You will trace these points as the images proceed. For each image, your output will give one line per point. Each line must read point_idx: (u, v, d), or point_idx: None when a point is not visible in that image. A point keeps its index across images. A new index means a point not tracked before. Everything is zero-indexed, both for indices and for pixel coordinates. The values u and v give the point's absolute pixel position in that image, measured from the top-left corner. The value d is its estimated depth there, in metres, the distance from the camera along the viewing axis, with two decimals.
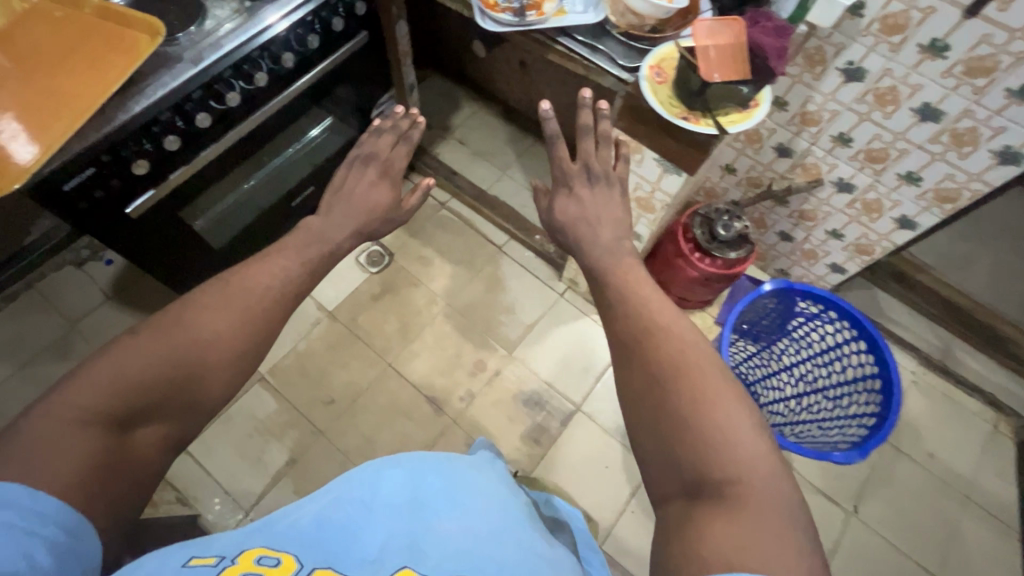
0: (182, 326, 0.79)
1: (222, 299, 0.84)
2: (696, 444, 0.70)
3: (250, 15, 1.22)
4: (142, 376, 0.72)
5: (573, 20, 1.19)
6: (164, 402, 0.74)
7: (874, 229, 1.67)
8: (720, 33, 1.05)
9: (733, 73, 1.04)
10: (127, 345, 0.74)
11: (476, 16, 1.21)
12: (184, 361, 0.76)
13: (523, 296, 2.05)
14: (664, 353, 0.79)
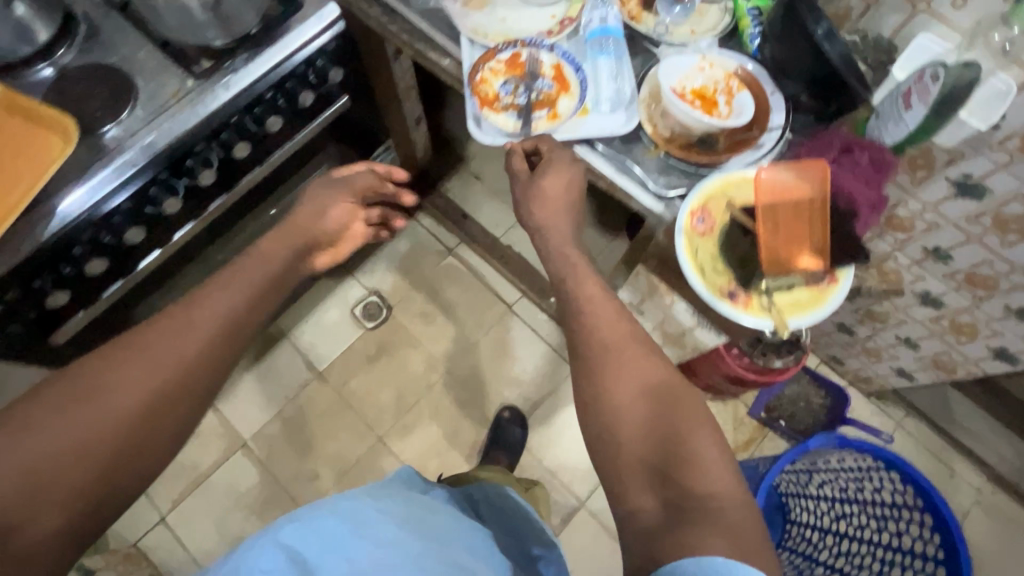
0: (88, 397, 0.70)
1: (136, 356, 0.75)
2: (663, 471, 0.67)
3: (189, 98, 0.98)
4: (87, 433, 0.69)
5: (596, 129, 0.91)
6: (61, 483, 0.66)
7: (961, 350, 1.36)
8: (792, 190, 0.79)
9: (801, 244, 0.79)
10: (25, 424, 0.67)
11: (469, 122, 0.93)
12: (87, 436, 0.68)
13: (533, 367, 1.84)
14: (640, 379, 0.75)
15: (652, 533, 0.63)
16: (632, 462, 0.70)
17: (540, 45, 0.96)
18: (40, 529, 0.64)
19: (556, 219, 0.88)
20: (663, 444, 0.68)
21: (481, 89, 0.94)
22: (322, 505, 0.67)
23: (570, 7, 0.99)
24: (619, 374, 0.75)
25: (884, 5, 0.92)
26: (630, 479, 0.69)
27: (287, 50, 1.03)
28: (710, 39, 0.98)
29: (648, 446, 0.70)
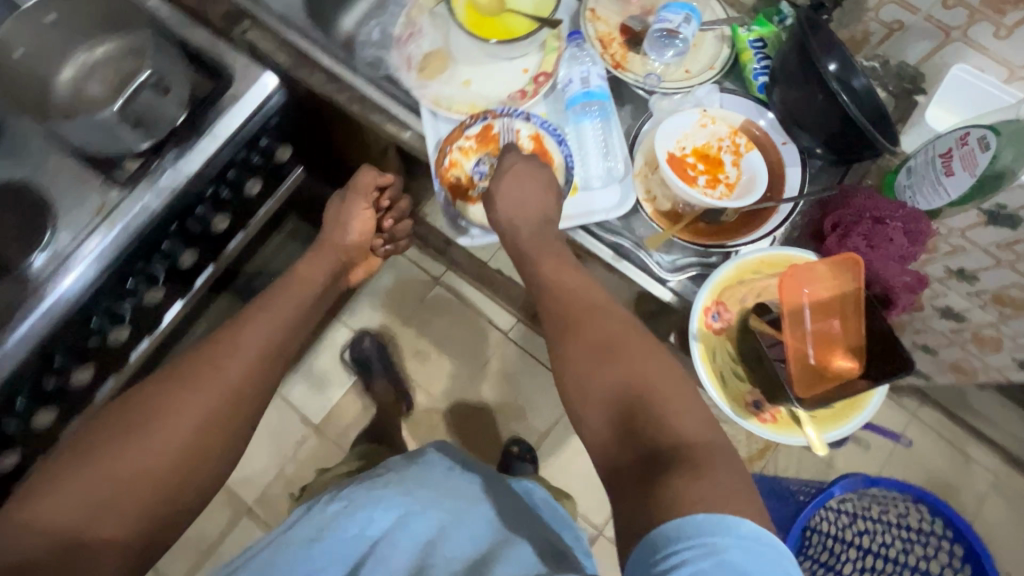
0: (147, 421, 0.65)
1: (185, 383, 0.69)
2: (630, 421, 0.60)
3: (119, 213, 0.83)
4: (149, 472, 0.63)
5: (589, 210, 0.80)
6: (129, 490, 0.61)
7: (982, 359, 1.29)
8: (824, 284, 0.69)
9: (835, 346, 0.70)
10: (90, 448, 0.63)
11: (446, 216, 0.81)
12: (142, 460, 0.63)
13: (536, 396, 1.77)
14: (598, 335, 0.66)
15: (634, 477, 0.57)
16: (587, 390, 0.64)
17: (513, 114, 0.82)
18: (103, 540, 0.58)
19: (517, 246, 0.76)
20: (623, 397, 0.61)
21: (451, 176, 0.81)
22: (374, 493, 0.78)
23: (544, 60, 0.85)
24: (576, 338, 0.67)
25: (911, 30, 0.79)
26: (603, 393, 0.63)
27: (224, 137, 0.87)
28: (708, 83, 0.85)
29: (607, 386, 0.63)
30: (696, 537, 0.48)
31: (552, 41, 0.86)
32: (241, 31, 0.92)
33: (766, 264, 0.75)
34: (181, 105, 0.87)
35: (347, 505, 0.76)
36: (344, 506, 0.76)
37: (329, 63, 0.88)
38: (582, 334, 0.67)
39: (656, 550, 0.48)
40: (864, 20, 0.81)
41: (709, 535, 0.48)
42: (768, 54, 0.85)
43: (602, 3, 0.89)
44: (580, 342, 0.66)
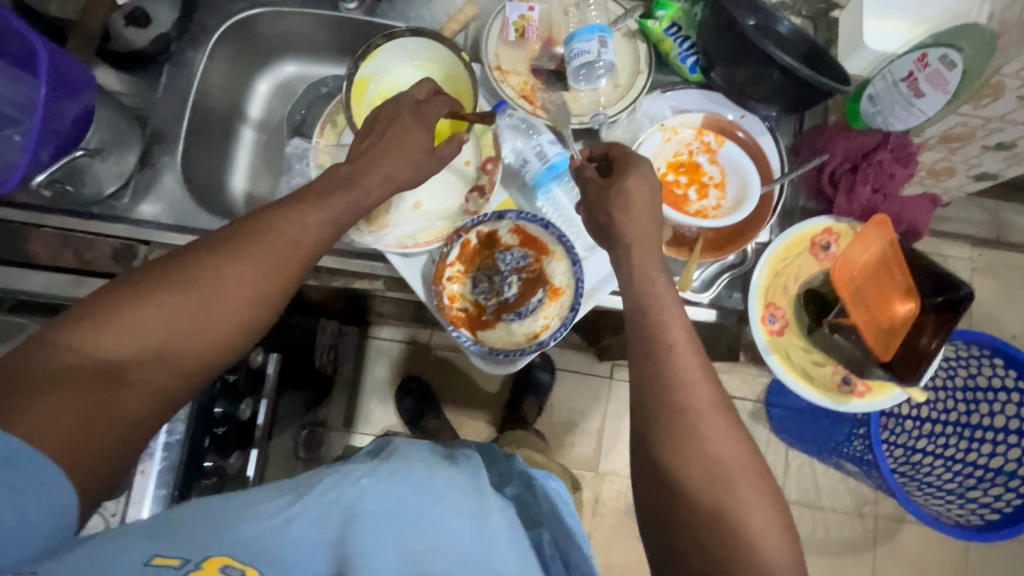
0: (192, 268, 0.53)
1: (225, 249, 0.55)
2: (698, 553, 0.51)
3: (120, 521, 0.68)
4: (184, 323, 0.51)
5: (606, 276, 0.75)
6: (170, 358, 0.51)
7: (942, 185, 1.38)
8: (860, 253, 0.69)
9: (890, 296, 0.70)
10: (138, 287, 0.51)
11: (478, 361, 0.73)
12: (193, 329, 0.52)
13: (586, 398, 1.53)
14: (699, 458, 0.53)
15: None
16: (661, 505, 0.53)
17: (485, 217, 0.75)
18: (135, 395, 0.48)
19: None
20: (700, 526, 0.51)
21: (457, 312, 0.74)
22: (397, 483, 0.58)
23: (481, 144, 0.79)
24: (668, 448, 0.54)
25: None
26: (675, 512, 0.53)
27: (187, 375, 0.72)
28: (646, 92, 0.80)
29: (700, 505, 0.52)
30: None
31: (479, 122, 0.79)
32: (142, 262, 0.78)
33: (792, 249, 0.75)
34: None
35: (395, 489, 0.57)
36: (383, 481, 0.57)
37: None
38: (681, 448, 0.53)
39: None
40: None
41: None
42: (687, 34, 0.81)
43: (503, 56, 0.81)
44: (670, 461, 0.53)
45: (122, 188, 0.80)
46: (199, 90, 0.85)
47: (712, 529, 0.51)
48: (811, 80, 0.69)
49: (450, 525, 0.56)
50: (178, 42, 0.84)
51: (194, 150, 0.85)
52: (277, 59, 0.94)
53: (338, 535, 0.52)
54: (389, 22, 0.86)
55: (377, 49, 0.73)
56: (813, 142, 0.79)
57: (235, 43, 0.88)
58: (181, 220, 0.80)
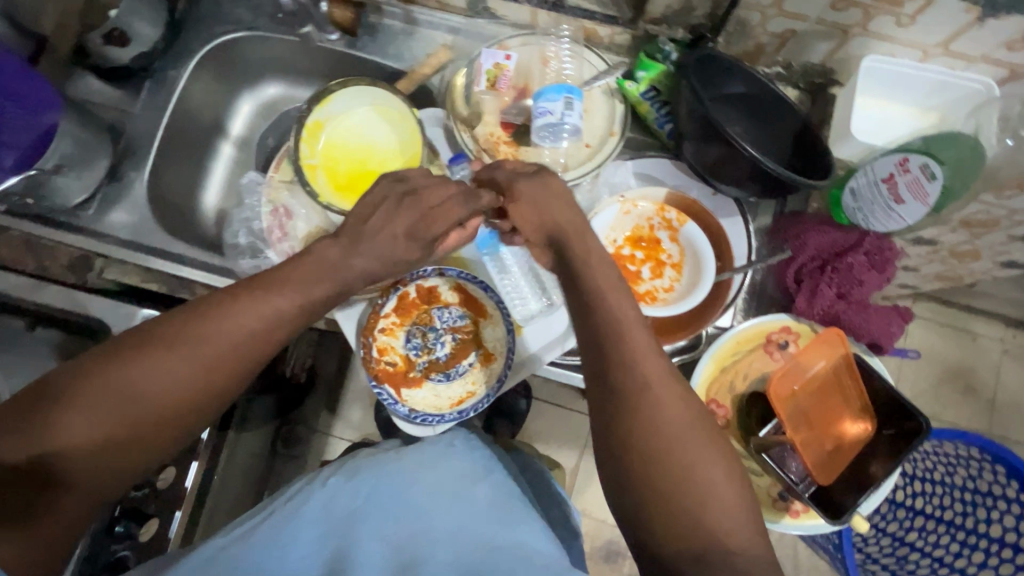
0: (128, 356, 0.50)
1: (166, 337, 0.51)
2: (667, 526, 0.48)
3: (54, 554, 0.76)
4: (132, 416, 0.49)
5: (540, 350, 0.72)
6: (110, 454, 0.49)
7: (966, 267, 1.24)
8: (810, 366, 0.64)
9: (840, 412, 0.65)
10: (77, 377, 0.49)
11: (398, 422, 0.71)
12: (140, 415, 0.50)
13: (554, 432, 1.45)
14: (654, 427, 0.50)
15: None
16: (633, 487, 0.50)
17: (424, 272, 0.73)
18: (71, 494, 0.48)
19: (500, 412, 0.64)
20: (673, 499, 0.48)
21: (384, 366, 0.72)
22: (364, 480, 0.62)
23: None
24: (621, 429, 0.51)
25: (806, 36, 0.70)
26: (651, 486, 0.49)
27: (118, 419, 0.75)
28: (615, 157, 0.77)
29: (664, 485, 0.49)
30: None
31: (435, 170, 0.77)
32: (97, 273, 0.81)
33: (742, 347, 0.70)
34: None
35: (372, 483, 0.61)
36: (356, 480, 0.62)
37: (203, 276, 0.79)
38: (638, 430, 0.50)
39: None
40: (755, 36, 0.73)
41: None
42: (665, 100, 0.77)
43: (471, 106, 0.79)
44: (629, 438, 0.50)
45: (90, 198, 0.81)
46: (177, 108, 0.86)
47: (686, 500, 0.48)
48: (779, 174, 0.64)
49: (422, 504, 0.59)
50: (161, 59, 0.85)
51: (166, 166, 0.87)
52: (262, 80, 0.94)
53: (323, 532, 0.56)
54: (368, 57, 0.85)
55: (332, 95, 0.73)
56: (788, 231, 0.73)
57: (217, 63, 0.89)
58: (142, 238, 0.82)
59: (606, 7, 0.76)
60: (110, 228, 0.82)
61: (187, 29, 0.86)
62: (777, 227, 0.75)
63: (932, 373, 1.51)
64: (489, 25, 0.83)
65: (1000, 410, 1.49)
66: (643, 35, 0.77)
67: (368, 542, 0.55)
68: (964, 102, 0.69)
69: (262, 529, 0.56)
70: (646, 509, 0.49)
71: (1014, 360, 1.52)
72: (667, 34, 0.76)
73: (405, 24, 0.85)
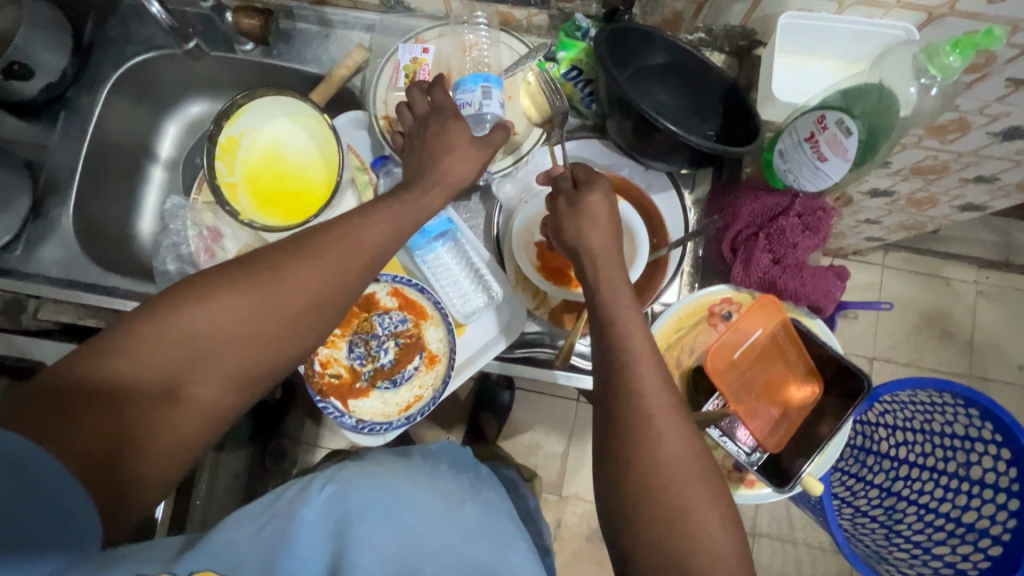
0: (243, 286, 0.52)
1: (272, 269, 0.53)
2: (654, 522, 0.47)
3: None
4: (201, 340, 0.50)
5: (483, 347, 0.72)
6: (217, 373, 0.51)
7: (926, 214, 1.22)
8: (751, 333, 0.64)
9: (785, 377, 0.66)
10: (199, 298, 0.50)
11: (347, 433, 0.70)
12: (205, 347, 0.50)
13: (535, 421, 1.43)
14: (640, 421, 0.50)
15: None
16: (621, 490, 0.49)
17: None
18: (179, 421, 0.50)
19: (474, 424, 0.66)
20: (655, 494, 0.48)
21: (329, 379, 0.71)
22: (369, 479, 0.56)
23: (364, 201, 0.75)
24: (609, 437, 0.51)
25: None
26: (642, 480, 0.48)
27: None
28: (543, 142, 0.75)
29: (641, 485, 0.48)
30: None
31: (360, 175, 0.75)
32: (32, 315, 0.79)
33: (686, 322, 0.69)
34: None
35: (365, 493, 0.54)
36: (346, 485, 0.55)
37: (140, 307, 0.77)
38: (620, 425, 0.50)
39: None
40: (668, 4, 0.71)
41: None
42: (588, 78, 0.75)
43: (392, 104, 0.76)
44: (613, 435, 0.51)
45: (15, 239, 0.79)
46: (97, 136, 0.83)
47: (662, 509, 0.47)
48: (699, 147, 0.63)
49: (414, 522, 0.54)
50: (74, 88, 0.83)
51: (91, 197, 0.84)
52: (185, 99, 0.92)
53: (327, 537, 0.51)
54: (286, 64, 0.83)
55: (242, 108, 0.71)
56: (722, 201, 0.72)
57: (134, 86, 0.86)
58: (72, 274, 0.80)
59: None
60: (40, 266, 0.79)
61: (97, 54, 0.84)
62: (713, 196, 0.73)
63: (908, 323, 1.50)
64: (405, 19, 0.81)
65: (979, 352, 1.48)
66: (558, 13, 0.75)
67: (368, 555, 0.49)
68: (884, 49, 0.68)
69: (260, 537, 0.50)
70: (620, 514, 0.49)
71: (989, 301, 1.50)
72: (582, 10, 0.74)
73: (320, 27, 0.82)
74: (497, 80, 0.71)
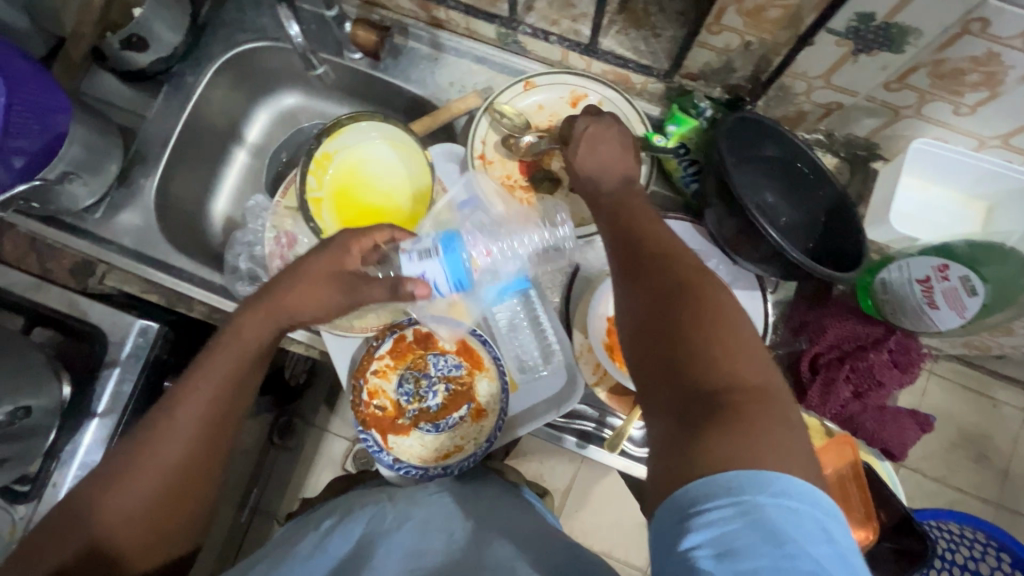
0: (158, 431, 0.58)
1: (184, 422, 0.58)
2: (671, 366, 0.44)
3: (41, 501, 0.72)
4: (147, 460, 0.58)
5: (535, 409, 0.70)
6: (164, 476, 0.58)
7: (996, 340, 1.15)
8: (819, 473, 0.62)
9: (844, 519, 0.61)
10: (131, 457, 0.58)
11: (383, 470, 0.69)
12: (150, 464, 0.58)
13: (539, 454, 1.34)
14: (668, 273, 0.49)
15: (661, 436, 0.43)
16: (644, 351, 0.47)
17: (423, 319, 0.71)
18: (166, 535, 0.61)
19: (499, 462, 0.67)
20: (673, 333, 0.45)
21: (373, 410, 0.70)
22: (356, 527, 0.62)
23: None
24: (627, 294, 0.50)
25: (851, 110, 0.65)
26: (658, 310, 0.47)
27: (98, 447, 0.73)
28: None
29: (661, 346, 0.45)
30: (738, 512, 0.36)
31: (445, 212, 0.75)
32: (99, 279, 0.80)
33: None
34: (56, 405, 0.70)
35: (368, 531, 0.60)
36: (349, 523, 0.61)
37: (202, 295, 0.78)
38: (647, 279, 0.49)
39: (683, 505, 0.37)
40: (796, 102, 0.68)
41: (732, 489, 0.36)
42: (694, 158, 0.72)
43: (490, 144, 0.76)
44: (634, 290, 0.50)
45: (97, 202, 0.80)
46: (193, 116, 0.84)
47: (683, 353, 0.44)
48: (802, 263, 0.60)
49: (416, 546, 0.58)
50: (181, 64, 0.83)
51: (174, 172, 0.84)
52: (279, 89, 0.92)
53: None
54: (389, 80, 0.82)
55: (344, 127, 0.73)
56: (804, 313, 0.68)
57: (237, 71, 0.87)
58: (142, 247, 0.80)
59: (640, 56, 0.72)
60: (116, 233, 0.80)
61: (208, 35, 0.84)
62: (801, 305, 0.70)
63: (945, 438, 1.40)
64: (517, 60, 0.79)
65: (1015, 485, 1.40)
66: (676, 87, 0.73)
67: None
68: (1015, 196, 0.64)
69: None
70: (643, 382, 0.46)
71: None
72: (703, 90, 0.72)
73: (431, 49, 0.81)
74: (447, 259, 0.57)
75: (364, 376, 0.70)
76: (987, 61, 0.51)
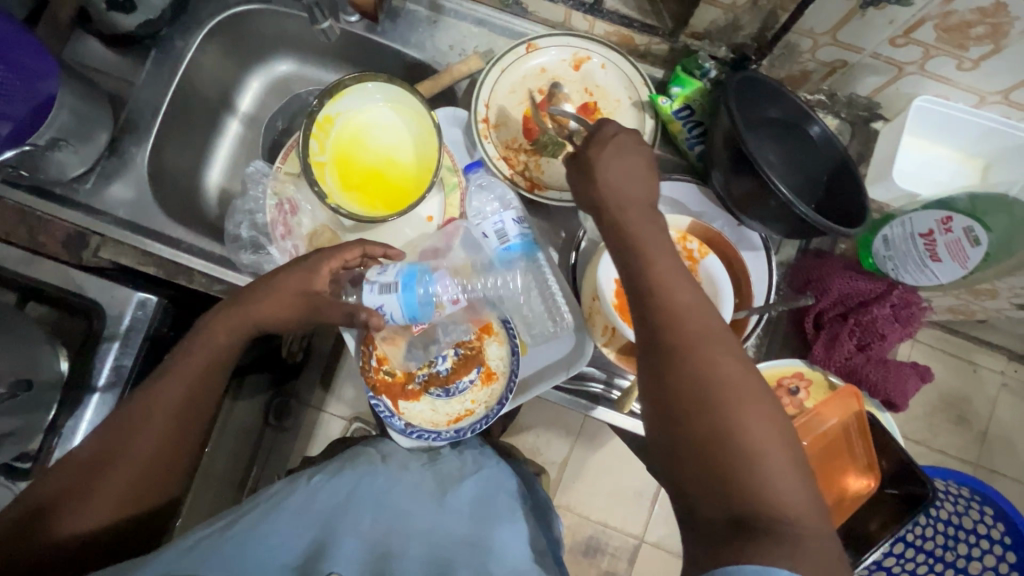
0: (136, 408, 0.59)
1: (162, 410, 0.59)
2: (709, 480, 0.43)
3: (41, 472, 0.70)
4: (120, 435, 0.58)
5: (543, 373, 0.70)
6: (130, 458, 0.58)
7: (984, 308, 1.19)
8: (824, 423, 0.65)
9: (845, 466, 0.65)
10: (108, 446, 0.57)
11: (396, 437, 0.70)
12: (121, 438, 0.58)
13: (535, 425, 1.33)
14: (703, 381, 0.45)
15: (703, 548, 0.43)
16: (682, 460, 0.45)
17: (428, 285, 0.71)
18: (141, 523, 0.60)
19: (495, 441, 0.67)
20: (713, 451, 0.43)
21: (383, 376, 0.70)
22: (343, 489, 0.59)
23: (447, 203, 0.74)
24: (659, 387, 0.46)
25: (855, 67, 0.66)
26: (694, 417, 0.44)
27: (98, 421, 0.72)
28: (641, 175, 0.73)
29: (700, 461, 0.44)
30: None
31: (449, 176, 0.74)
32: (92, 252, 0.77)
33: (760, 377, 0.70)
34: (56, 379, 0.69)
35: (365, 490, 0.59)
36: (335, 481, 0.59)
37: (201, 264, 0.77)
38: (678, 387, 0.45)
39: None
40: (801, 61, 0.68)
41: None
42: (699, 120, 0.72)
43: (494, 107, 0.75)
44: (667, 388, 0.46)
45: (88, 171, 0.77)
46: (183, 82, 0.81)
47: (724, 474, 0.43)
48: (807, 219, 0.61)
49: None
50: (169, 28, 0.80)
51: (166, 141, 0.82)
52: (273, 56, 0.90)
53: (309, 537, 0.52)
54: (388, 44, 0.80)
55: (347, 89, 0.71)
56: (808, 272, 0.70)
57: (228, 36, 0.84)
58: (136, 218, 0.78)
59: (645, 16, 0.71)
60: (109, 204, 0.78)
61: None
62: (804, 263, 0.71)
63: None
64: (519, 23, 0.78)
65: None
66: (681, 48, 0.73)
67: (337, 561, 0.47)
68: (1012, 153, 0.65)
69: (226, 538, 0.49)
70: (682, 490, 0.45)
71: None
72: (709, 50, 0.71)
73: (431, 11, 0.79)
74: (404, 295, 0.61)
75: (371, 344, 0.70)
76: (994, 12, 0.52)
